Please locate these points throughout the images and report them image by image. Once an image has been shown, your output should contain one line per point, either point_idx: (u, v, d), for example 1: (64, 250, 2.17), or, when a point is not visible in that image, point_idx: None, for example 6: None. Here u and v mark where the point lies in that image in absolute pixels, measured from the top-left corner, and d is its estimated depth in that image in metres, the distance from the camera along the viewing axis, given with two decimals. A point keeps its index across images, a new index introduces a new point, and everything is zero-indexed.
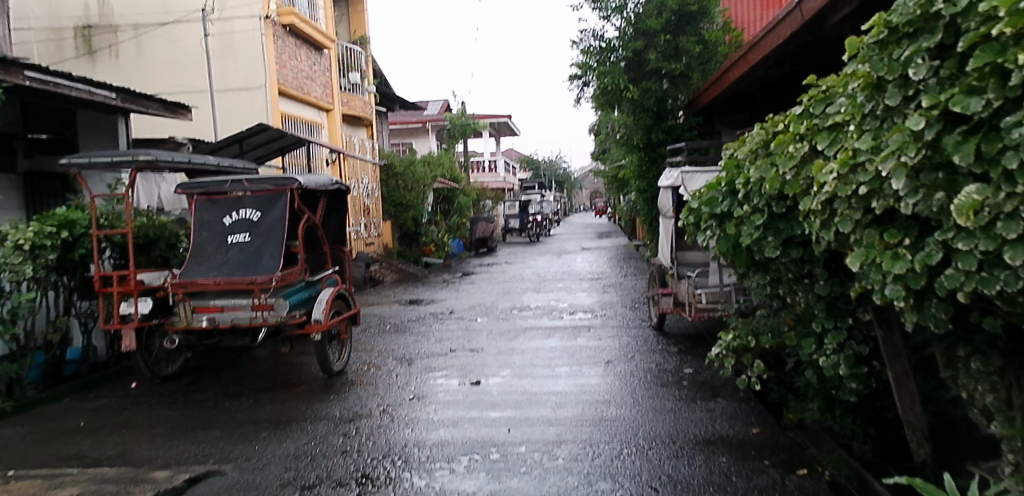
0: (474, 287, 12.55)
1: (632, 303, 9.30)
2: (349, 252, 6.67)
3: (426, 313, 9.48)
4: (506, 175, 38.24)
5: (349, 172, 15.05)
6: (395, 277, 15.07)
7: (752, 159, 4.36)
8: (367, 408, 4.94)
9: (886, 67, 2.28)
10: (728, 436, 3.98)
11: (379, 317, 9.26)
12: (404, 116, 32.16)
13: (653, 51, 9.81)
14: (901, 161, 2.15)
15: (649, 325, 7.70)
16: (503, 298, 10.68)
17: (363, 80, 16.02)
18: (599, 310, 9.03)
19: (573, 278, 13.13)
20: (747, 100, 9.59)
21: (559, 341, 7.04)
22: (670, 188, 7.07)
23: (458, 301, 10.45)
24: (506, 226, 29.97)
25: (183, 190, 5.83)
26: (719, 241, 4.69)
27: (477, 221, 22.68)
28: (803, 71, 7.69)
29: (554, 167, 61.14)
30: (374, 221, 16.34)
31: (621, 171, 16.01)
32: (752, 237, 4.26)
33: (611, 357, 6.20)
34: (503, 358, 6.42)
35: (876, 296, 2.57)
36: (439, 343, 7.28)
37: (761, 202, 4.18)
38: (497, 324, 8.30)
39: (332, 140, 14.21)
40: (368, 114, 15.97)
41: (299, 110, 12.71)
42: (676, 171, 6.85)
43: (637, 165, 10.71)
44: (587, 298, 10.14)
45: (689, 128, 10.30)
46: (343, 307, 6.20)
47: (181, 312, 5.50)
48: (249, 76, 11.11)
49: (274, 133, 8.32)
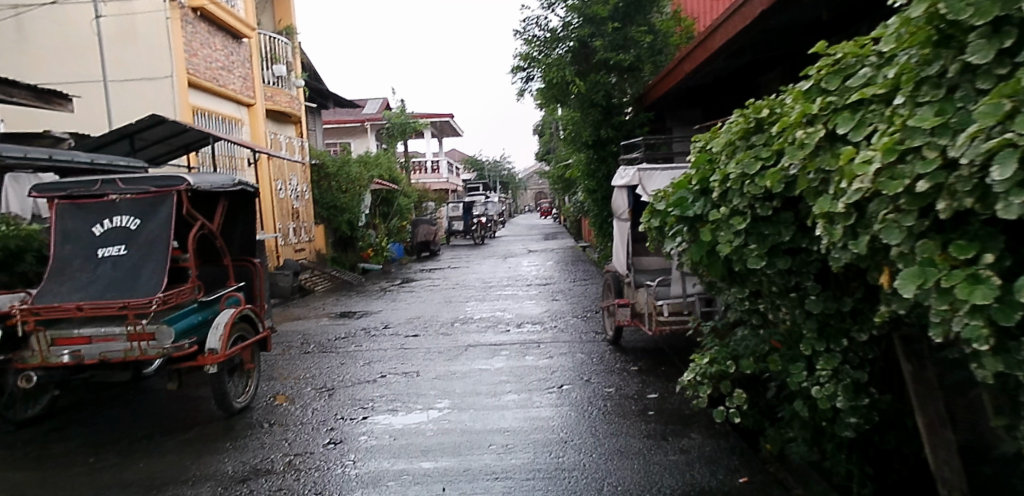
0: (414, 296, 11.59)
1: (584, 312, 8.60)
2: (258, 265, 5.68)
3: (357, 328, 8.51)
4: (449, 176, 37.23)
5: (275, 172, 13.85)
6: (328, 286, 13.96)
7: (729, 152, 3.68)
8: (269, 461, 3.99)
9: (970, 6, 1.63)
10: (711, 489, 3.27)
11: (303, 335, 8.23)
12: (340, 115, 30.79)
13: (602, 41, 9.14)
14: (1005, 140, 1.48)
15: (603, 338, 7.01)
16: (444, 308, 9.82)
17: (289, 73, 14.82)
18: (548, 320, 8.29)
19: (519, 284, 12.38)
20: (699, 95, 9.15)
21: (505, 361, 6.23)
22: (626, 186, 6.40)
23: (394, 313, 9.50)
24: (449, 228, 29.02)
25: (37, 193, 4.71)
26: (691, 250, 3.98)
27: (418, 224, 21.68)
28: (764, 61, 7.32)
29: (498, 168, 60.50)
30: (304, 225, 15.14)
31: (567, 171, 15.38)
32: (731, 244, 3.58)
33: (564, 380, 5.44)
34: (441, 384, 5.55)
35: (935, 331, 1.87)
36: (369, 366, 6.35)
37: (742, 203, 3.51)
38: (436, 341, 7.42)
39: (254, 138, 13.04)
40: (296, 110, 14.82)
41: (214, 104, 11.48)
42: (633, 169, 6.16)
43: (586, 163, 10.02)
44: (536, 308, 9.36)
45: (640, 124, 9.62)
46: (248, 329, 5.26)
47: (34, 345, 4.38)
48: (152, 63, 9.86)
49: (173, 127, 7.19)
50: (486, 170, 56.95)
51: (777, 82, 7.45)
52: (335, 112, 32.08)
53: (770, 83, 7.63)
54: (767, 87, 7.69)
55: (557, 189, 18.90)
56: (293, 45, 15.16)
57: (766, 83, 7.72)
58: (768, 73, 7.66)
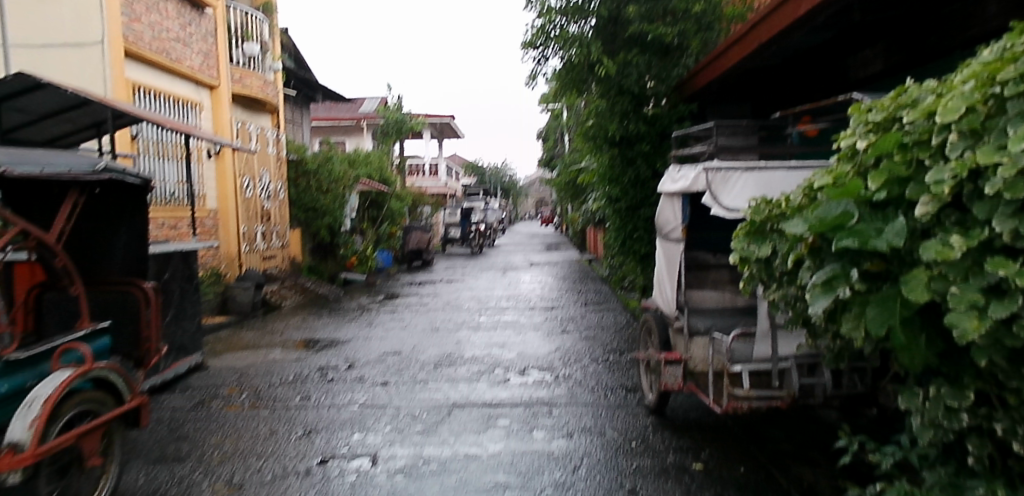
0: (395, 320, 9.65)
1: (605, 356, 6.69)
2: (150, 296, 4.05)
3: (313, 368, 6.59)
4: (447, 180, 35.39)
5: (241, 166, 11.97)
6: (298, 301, 12.05)
7: (980, 136, 1.85)
8: None
9: None
10: None
11: (241, 376, 6.31)
12: (333, 113, 28.97)
13: (635, 11, 7.34)
14: None
15: (639, 402, 5.10)
16: (429, 340, 7.91)
17: (265, 54, 12.93)
18: (559, 366, 6.37)
19: (520, 307, 10.47)
20: (757, 84, 7.31)
21: (504, 441, 4.30)
22: (682, 193, 4.62)
23: (366, 345, 7.60)
24: (446, 235, 27.09)
25: None
26: (869, 314, 2.10)
27: (409, 230, 19.78)
28: (861, 34, 5.47)
29: (498, 174, 58.73)
30: (276, 229, 13.25)
31: (578, 176, 13.52)
32: (981, 314, 1.73)
33: (593, 490, 3.51)
34: (405, 486, 3.62)
35: None
36: (306, 442, 4.40)
37: (1009, 233, 1.69)
38: (411, 395, 5.49)
39: (217, 126, 11.22)
40: (270, 97, 12.92)
41: (161, 81, 9.63)
42: (697, 170, 4.29)
43: (608, 165, 8.13)
44: (542, 344, 7.43)
45: (678, 118, 7.79)
46: (106, 400, 3.37)
47: None
48: (79, 26, 8.12)
49: (62, 96, 5.33)
50: (487, 176, 55.13)
51: (877, 61, 5.60)
52: (328, 108, 30.28)
53: (866, 64, 5.79)
54: (860, 69, 5.85)
55: (564, 198, 17.06)
56: (270, 23, 13.32)
57: (859, 64, 5.88)
58: (863, 51, 5.83)
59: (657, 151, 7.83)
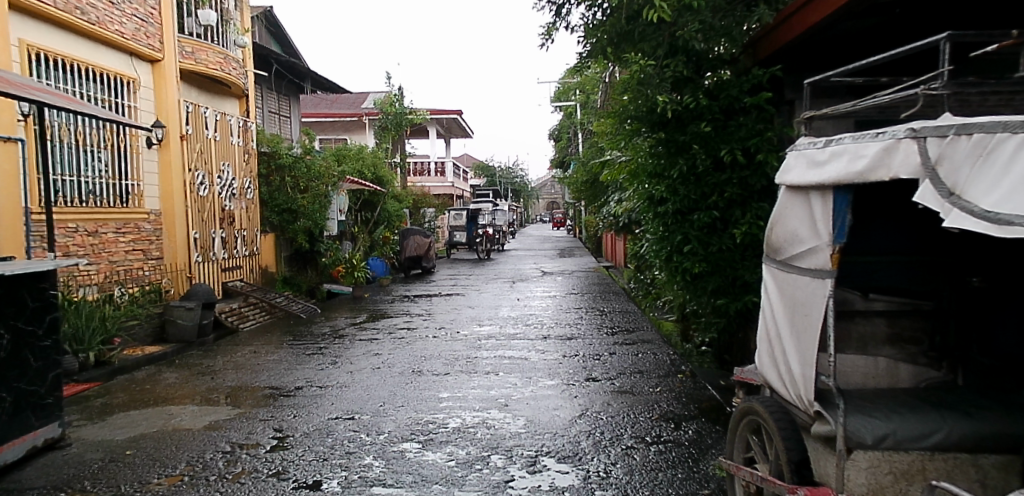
0: (370, 354, 7.49)
1: (658, 435, 4.47)
2: None
3: (223, 447, 4.42)
4: (454, 180, 33.29)
5: (193, 158, 9.84)
6: (262, 322, 9.97)
7: None
8: None
9: None
10: None
11: (109, 463, 4.17)
12: (332, 108, 26.97)
13: None
14: None
15: None
16: (406, 393, 5.73)
17: (226, 25, 10.79)
18: (590, 453, 4.17)
19: (531, 337, 8.29)
20: (877, 33, 5.00)
21: None
22: (834, 188, 2.48)
23: (316, 403, 5.43)
24: (451, 239, 25.04)
25: None
26: None
27: (408, 235, 17.74)
28: None
29: (508, 175, 56.74)
30: (242, 234, 11.16)
31: (601, 171, 11.35)
32: None
33: None
34: None
35: None
36: None
37: None
38: None
39: (160, 109, 9.17)
40: (234, 76, 10.80)
41: (74, 47, 7.57)
42: (887, 140, 2.13)
43: (650, 156, 5.93)
44: (562, 405, 5.23)
45: (752, 88, 5.55)
46: None
47: None
48: None
49: None
50: (497, 176, 53.13)
51: None
52: (327, 102, 28.29)
53: None
54: None
55: (580, 199, 14.82)
56: None
57: None
58: None
59: (721, 134, 5.57)
